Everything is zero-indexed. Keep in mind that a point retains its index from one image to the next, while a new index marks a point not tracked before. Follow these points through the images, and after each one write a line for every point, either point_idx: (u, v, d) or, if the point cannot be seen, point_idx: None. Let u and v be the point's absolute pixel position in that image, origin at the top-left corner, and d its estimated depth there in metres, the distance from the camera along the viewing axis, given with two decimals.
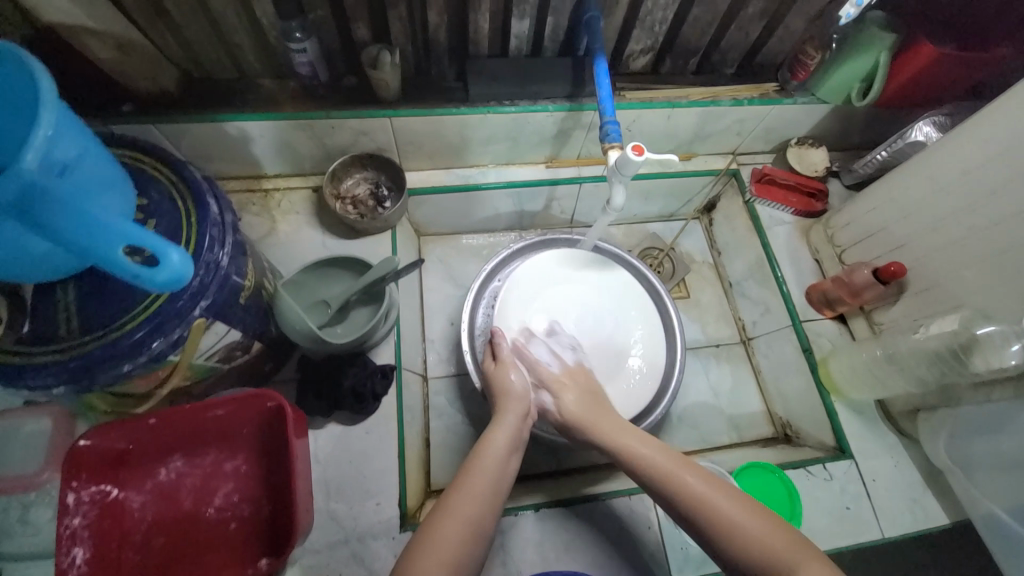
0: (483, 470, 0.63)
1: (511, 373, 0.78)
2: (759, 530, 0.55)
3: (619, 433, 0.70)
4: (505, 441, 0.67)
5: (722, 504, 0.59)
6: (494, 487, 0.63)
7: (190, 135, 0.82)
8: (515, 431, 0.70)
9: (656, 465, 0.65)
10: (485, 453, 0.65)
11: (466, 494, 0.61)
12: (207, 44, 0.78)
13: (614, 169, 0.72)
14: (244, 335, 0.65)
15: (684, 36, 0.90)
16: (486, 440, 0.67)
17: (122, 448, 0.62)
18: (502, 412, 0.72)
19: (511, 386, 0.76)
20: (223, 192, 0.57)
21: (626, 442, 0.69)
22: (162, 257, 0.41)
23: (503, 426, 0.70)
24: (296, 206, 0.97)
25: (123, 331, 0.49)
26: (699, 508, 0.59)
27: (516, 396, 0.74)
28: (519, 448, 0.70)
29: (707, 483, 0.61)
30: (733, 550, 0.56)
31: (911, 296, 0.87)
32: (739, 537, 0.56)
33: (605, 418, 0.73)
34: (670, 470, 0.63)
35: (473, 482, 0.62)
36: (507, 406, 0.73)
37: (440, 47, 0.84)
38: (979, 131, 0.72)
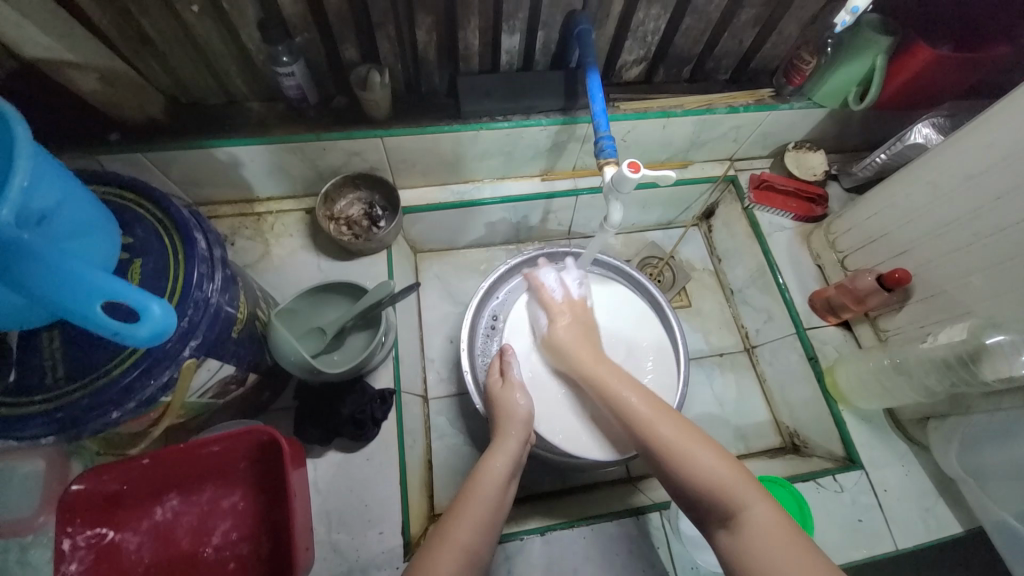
0: (480, 495, 0.62)
1: (516, 394, 0.75)
2: (726, 481, 0.57)
3: (608, 376, 0.72)
4: (504, 469, 0.65)
5: (697, 454, 0.59)
6: (494, 515, 0.61)
7: (179, 162, 0.81)
8: (516, 458, 0.68)
9: (640, 413, 0.66)
10: (483, 480, 0.64)
11: (463, 523, 0.59)
12: (193, 70, 0.77)
13: (610, 186, 0.71)
14: (238, 368, 0.63)
15: (677, 45, 0.89)
16: (483, 468, 0.65)
17: (116, 489, 0.61)
18: (504, 436, 0.70)
19: (518, 411, 0.73)
20: (211, 226, 0.56)
21: (614, 387, 0.70)
22: (144, 311, 0.40)
23: (503, 451, 0.68)
24: (290, 228, 0.95)
25: (111, 376, 0.47)
26: (673, 453, 0.61)
27: (519, 420, 0.72)
28: (516, 475, 0.68)
29: (686, 434, 0.62)
30: (696, 492, 0.58)
31: (917, 301, 0.85)
32: (704, 482, 0.57)
33: (596, 357, 0.76)
34: (651, 417, 0.65)
35: (470, 510, 0.60)
36: (509, 430, 0.70)
37: (430, 65, 0.83)
38: (981, 136, 0.71)
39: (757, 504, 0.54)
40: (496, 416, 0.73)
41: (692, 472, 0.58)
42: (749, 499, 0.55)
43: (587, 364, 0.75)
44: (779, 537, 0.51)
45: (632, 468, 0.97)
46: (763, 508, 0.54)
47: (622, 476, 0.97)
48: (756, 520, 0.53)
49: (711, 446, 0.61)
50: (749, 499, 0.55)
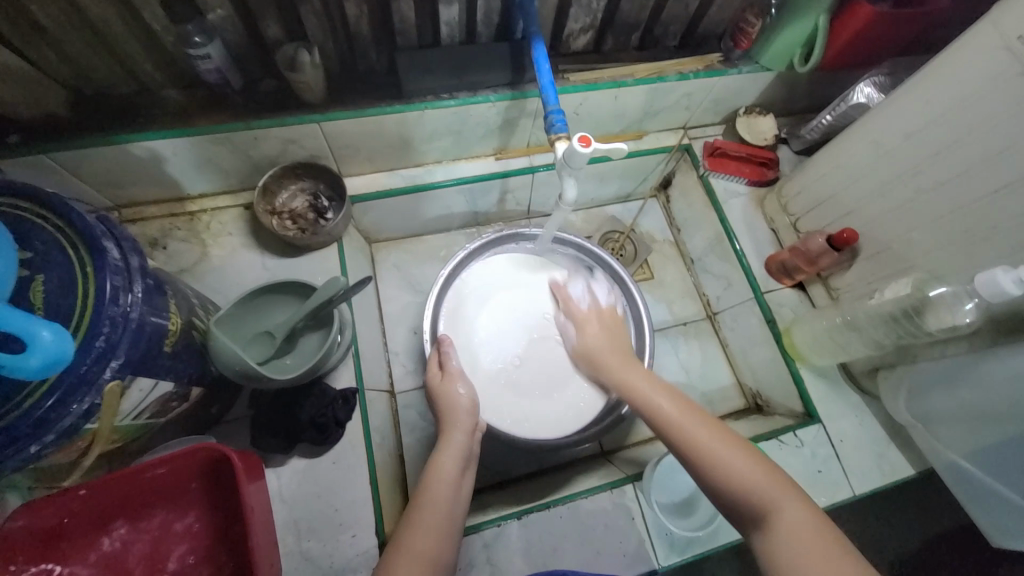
0: (432, 498, 0.61)
1: (457, 384, 0.73)
2: (758, 482, 0.55)
3: (641, 383, 0.72)
4: (454, 464, 0.65)
5: (729, 457, 0.58)
6: (450, 517, 0.61)
7: (91, 161, 0.73)
8: (464, 451, 0.67)
9: (667, 414, 0.65)
10: (434, 481, 0.63)
11: (419, 530, 0.58)
12: (94, 57, 0.69)
13: (562, 162, 0.69)
14: (176, 384, 0.59)
15: (624, 11, 0.86)
16: (433, 469, 0.64)
17: (56, 522, 0.56)
18: (450, 430, 0.69)
19: (460, 402, 0.71)
20: (124, 231, 0.50)
21: (645, 392, 0.70)
22: (30, 339, 0.36)
23: (450, 447, 0.66)
24: (228, 227, 0.89)
25: (22, 409, 0.43)
26: (706, 457, 0.59)
27: (463, 410, 0.70)
28: (470, 464, 0.67)
29: (717, 434, 0.61)
30: (730, 496, 0.56)
31: (865, 259, 0.88)
32: (738, 484, 0.56)
33: (627, 365, 0.76)
34: (682, 420, 0.63)
35: (425, 516, 0.59)
36: (455, 423, 0.69)
37: (364, 41, 0.77)
38: (920, 92, 0.72)
39: (789, 503, 0.53)
40: (439, 410, 0.72)
41: (727, 476, 0.57)
42: (783, 498, 0.54)
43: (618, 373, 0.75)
44: (812, 537, 0.50)
45: (604, 442, 0.99)
46: (797, 506, 0.53)
47: (595, 452, 0.97)
48: (789, 518, 0.52)
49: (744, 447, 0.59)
50: (783, 499, 0.54)
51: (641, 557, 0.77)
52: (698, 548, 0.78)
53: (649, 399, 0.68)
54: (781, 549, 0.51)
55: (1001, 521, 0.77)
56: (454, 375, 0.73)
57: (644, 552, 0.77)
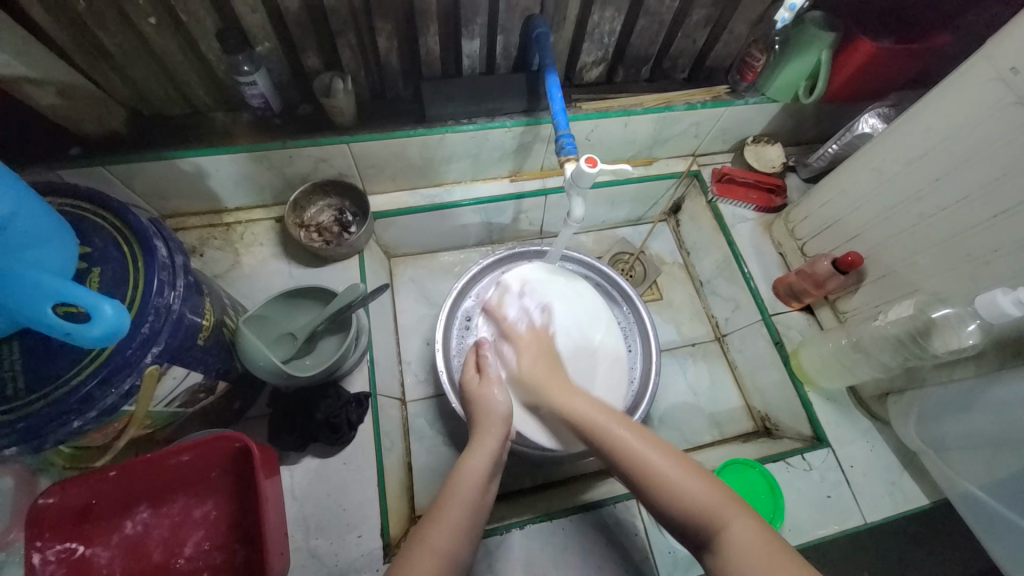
0: (456, 497, 0.61)
1: (495, 389, 0.74)
2: (703, 499, 0.56)
3: (587, 408, 0.66)
4: (485, 467, 0.65)
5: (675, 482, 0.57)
6: (468, 517, 0.60)
7: (144, 174, 0.81)
8: (495, 455, 0.66)
9: (613, 438, 0.62)
10: (465, 480, 0.63)
11: (444, 527, 0.59)
12: (154, 81, 0.77)
13: (570, 182, 0.73)
14: (205, 377, 0.63)
15: (634, 46, 0.92)
16: (462, 467, 0.64)
17: (84, 502, 0.60)
18: (483, 433, 0.69)
19: (496, 408, 0.71)
20: (171, 232, 0.56)
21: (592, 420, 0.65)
22: (95, 312, 0.40)
23: (482, 449, 0.66)
24: (260, 237, 0.95)
25: (71, 385, 0.47)
26: (655, 481, 0.58)
27: (499, 417, 0.70)
28: (496, 474, 0.67)
29: (664, 459, 0.59)
30: (681, 518, 0.57)
31: (871, 283, 0.89)
32: (683, 508, 0.56)
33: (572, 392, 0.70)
34: (631, 447, 0.61)
35: (450, 513, 0.60)
36: (489, 426, 0.69)
37: (393, 71, 0.84)
38: (921, 120, 0.75)
39: (739, 523, 0.53)
40: (476, 413, 0.72)
41: (681, 501, 0.56)
42: (730, 517, 0.54)
43: (561, 400, 0.69)
44: (761, 552, 0.50)
45: None
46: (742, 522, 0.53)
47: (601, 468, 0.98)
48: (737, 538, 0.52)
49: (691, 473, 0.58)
50: (728, 517, 0.54)
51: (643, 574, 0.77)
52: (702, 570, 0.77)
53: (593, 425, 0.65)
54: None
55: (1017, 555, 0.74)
56: (494, 379, 0.74)
57: (645, 570, 0.77)
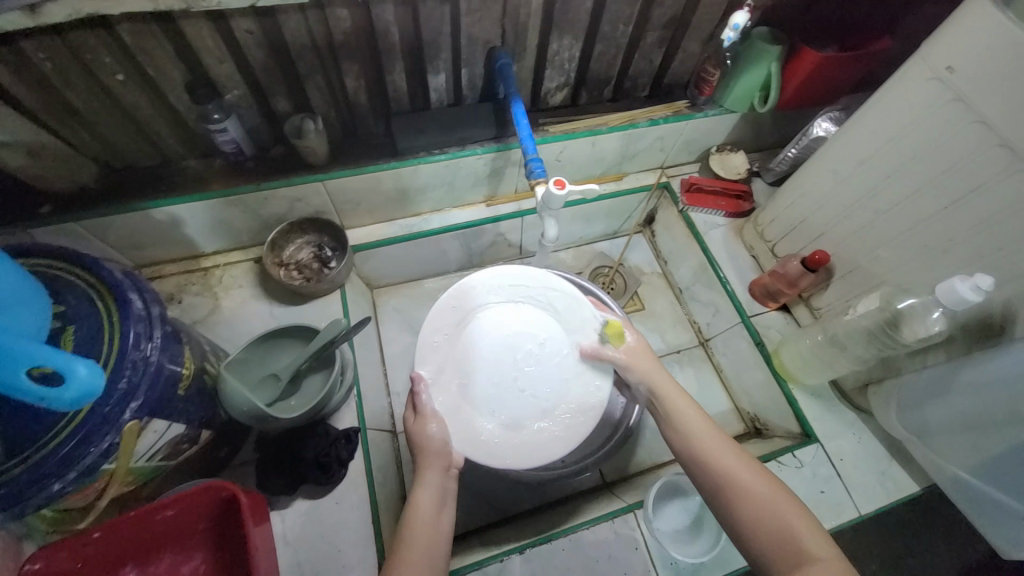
0: (416, 535, 0.61)
1: (432, 425, 0.71)
2: (804, 533, 0.56)
3: (698, 430, 0.68)
4: (432, 503, 0.65)
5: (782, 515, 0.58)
6: (430, 554, 0.60)
7: (117, 226, 0.81)
8: (441, 488, 0.66)
9: (717, 454, 0.65)
10: (420, 516, 0.63)
11: (409, 570, 0.58)
12: (124, 135, 0.78)
13: (541, 204, 0.75)
14: (188, 427, 0.62)
15: (594, 70, 0.96)
16: (412, 507, 0.64)
17: (69, 567, 0.57)
18: (422, 471, 0.68)
19: (433, 442, 0.69)
20: (147, 284, 0.56)
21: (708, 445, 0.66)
22: (68, 374, 0.40)
23: (425, 486, 0.66)
24: (239, 279, 0.95)
25: (51, 447, 0.46)
26: (753, 500, 0.60)
27: (435, 450, 0.69)
28: (448, 502, 0.67)
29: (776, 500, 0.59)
30: (766, 543, 0.57)
31: (840, 279, 0.92)
32: (777, 533, 0.57)
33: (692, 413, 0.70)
34: (736, 465, 0.63)
35: (411, 555, 0.59)
36: (427, 463, 0.68)
37: (363, 109, 0.87)
38: (868, 122, 0.79)
39: (832, 559, 0.53)
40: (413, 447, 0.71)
41: (776, 528, 0.57)
42: (821, 552, 0.54)
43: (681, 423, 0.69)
44: None
45: (606, 473, 0.99)
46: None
47: (598, 483, 0.97)
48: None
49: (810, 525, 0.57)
50: (819, 551, 0.55)
51: None
52: None
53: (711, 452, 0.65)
54: None
55: (1007, 533, 0.76)
56: (428, 416, 0.71)
57: None
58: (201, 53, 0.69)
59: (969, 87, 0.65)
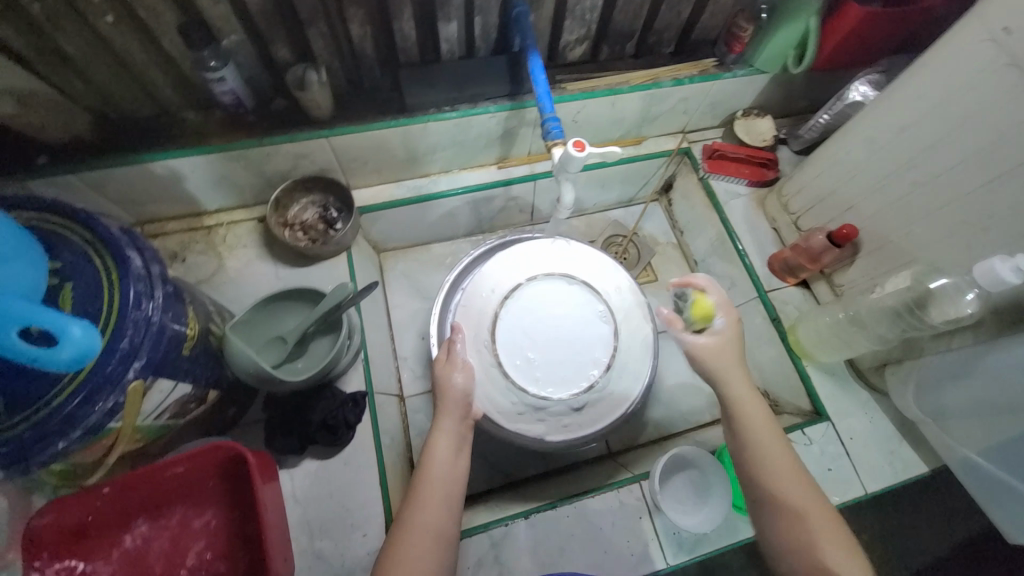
0: (431, 474, 0.62)
1: (455, 372, 0.70)
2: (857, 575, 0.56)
3: (760, 426, 0.64)
4: (449, 446, 0.65)
5: (817, 524, 0.58)
6: (447, 493, 0.61)
7: (116, 180, 0.78)
8: (457, 433, 0.66)
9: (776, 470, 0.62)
10: (435, 460, 0.63)
11: (424, 507, 0.59)
12: (118, 83, 0.74)
13: (558, 167, 0.71)
14: (194, 386, 0.62)
15: (617, 22, 0.89)
16: (429, 454, 0.64)
17: (80, 520, 0.59)
18: (441, 419, 0.67)
19: (452, 391, 0.69)
20: (146, 241, 0.54)
21: (762, 435, 0.64)
22: (62, 334, 0.39)
23: (442, 433, 0.66)
24: (243, 238, 0.93)
25: (53, 406, 0.46)
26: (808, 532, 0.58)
27: (456, 399, 0.68)
28: (466, 446, 0.67)
29: (817, 509, 0.59)
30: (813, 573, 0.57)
31: (866, 255, 0.88)
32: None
33: (746, 385, 0.67)
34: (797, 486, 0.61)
35: (427, 495, 0.60)
36: (446, 411, 0.68)
37: (368, 58, 0.81)
38: (915, 86, 0.73)
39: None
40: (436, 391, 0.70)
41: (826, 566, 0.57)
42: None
43: (733, 395, 0.67)
44: None
45: (611, 443, 0.99)
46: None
47: (604, 452, 0.98)
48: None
49: (836, 529, 0.58)
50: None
51: (649, 556, 0.77)
52: (706, 548, 0.78)
53: (761, 443, 0.63)
54: None
55: (1015, 517, 0.75)
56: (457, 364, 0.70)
57: (650, 552, 0.77)
58: None
59: None
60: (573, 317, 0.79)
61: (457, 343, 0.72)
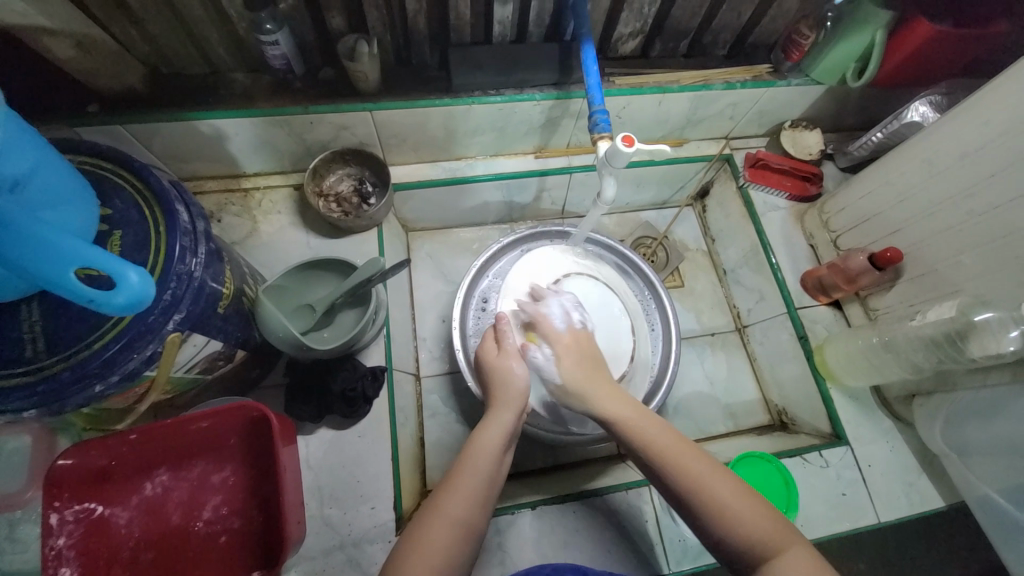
0: (471, 462, 0.60)
1: (515, 361, 0.71)
2: (764, 529, 0.53)
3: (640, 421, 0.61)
4: (499, 438, 0.63)
5: (724, 496, 0.54)
6: (487, 484, 0.60)
7: (163, 135, 0.79)
8: (510, 428, 0.65)
9: (658, 442, 0.59)
10: (478, 452, 0.61)
11: (457, 494, 0.58)
12: (174, 37, 0.74)
13: (603, 161, 0.70)
14: (225, 344, 0.63)
15: (675, 18, 0.87)
16: (477, 441, 0.63)
17: (104, 464, 0.61)
18: (498, 406, 0.67)
19: (515, 383, 0.69)
20: (193, 197, 0.55)
21: (642, 430, 0.61)
22: (119, 278, 0.40)
23: (495, 421, 0.65)
24: (277, 205, 0.94)
25: (93, 349, 0.47)
26: (705, 498, 0.55)
27: (516, 390, 0.68)
28: (510, 446, 0.66)
29: (716, 478, 0.56)
30: (730, 542, 0.53)
31: (907, 281, 0.86)
32: (741, 535, 0.53)
33: (611, 394, 0.65)
34: (679, 453, 0.58)
35: (464, 482, 0.59)
36: (504, 399, 0.67)
37: (421, 35, 0.81)
38: (984, 111, 0.70)
39: (794, 553, 0.51)
40: (490, 380, 0.70)
41: (735, 527, 0.53)
42: (783, 546, 0.52)
43: (595, 403, 0.65)
44: None
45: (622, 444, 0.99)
46: (798, 555, 0.51)
47: (613, 453, 0.98)
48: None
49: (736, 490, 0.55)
50: (785, 547, 0.51)
51: (652, 562, 0.76)
52: (710, 558, 0.77)
53: (643, 439, 0.60)
54: None
55: None
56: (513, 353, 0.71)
57: (655, 557, 0.77)
58: None
59: None
60: (609, 317, 0.83)
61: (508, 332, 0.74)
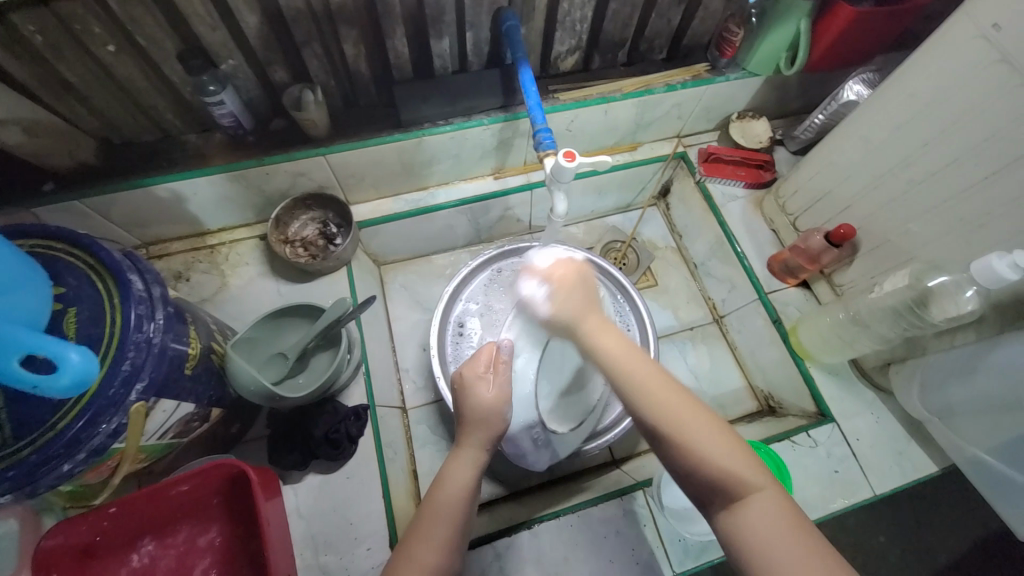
0: (441, 511, 0.59)
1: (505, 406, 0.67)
2: (733, 468, 0.51)
3: (619, 355, 0.59)
4: (468, 476, 0.62)
5: (698, 436, 0.52)
6: (454, 526, 0.58)
7: (122, 204, 0.80)
8: (479, 462, 0.64)
9: (631, 376, 0.57)
10: (445, 491, 0.60)
11: (426, 540, 0.57)
12: (120, 110, 0.76)
13: (551, 178, 0.72)
14: (197, 405, 0.63)
15: (608, 31, 0.90)
16: (444, 477, 0.62)
17: (89, 540, 0.60)
18: (463, 437, 0.66)
19: (493, 423, 0.66)
20: (148, 264, 0.56)
21: (629, 365, 0.58)
22: (61, 360, 0.40)
23: (460, 458, 0.64)
24: (245, 256, 0.95)
25: (58, 429, 0.47)
26: (675, 436, 0.53)
27: (489, 424, 0.66)
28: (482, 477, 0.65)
29: (696, 414, 0.54)
30: (697, 477, 0.52)
31: (865, 254, 0.88)
32: (709, 475, 0.51)
33: (602, 327, 0.63)
34: (656, 390, 0.55)
35: (431, 527, 0.57)
36: (468, 432, 0.66)
37: (364, 77, 0.83)
38: (907, 84, 0.73)
39: (762, 495, 0.49)
40: (465, 417, 0.66)
41: (703, 463, 0.51)
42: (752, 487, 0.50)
43: (587, 335, 0.62)
44: (779, 529, 0.47)
45: (615, 450, 0.99)
46: (770, 494, 0.50)
47: (607, 460, 0.98)
48: (758, 514, 0.49)
49: (716, 424, 0.53)
50: (754, 486, 0.50)
51: (655, 565, 0.76)
52: (713, 554, 0.77)
53: (629, 373, 0.57)
54: (748, 539, 0.48)
55: None
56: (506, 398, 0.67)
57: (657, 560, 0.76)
58: (192, 20, 0.66)
59: (1014, 46, 0.60)
60: None
61: (504, 364, 0.70)
